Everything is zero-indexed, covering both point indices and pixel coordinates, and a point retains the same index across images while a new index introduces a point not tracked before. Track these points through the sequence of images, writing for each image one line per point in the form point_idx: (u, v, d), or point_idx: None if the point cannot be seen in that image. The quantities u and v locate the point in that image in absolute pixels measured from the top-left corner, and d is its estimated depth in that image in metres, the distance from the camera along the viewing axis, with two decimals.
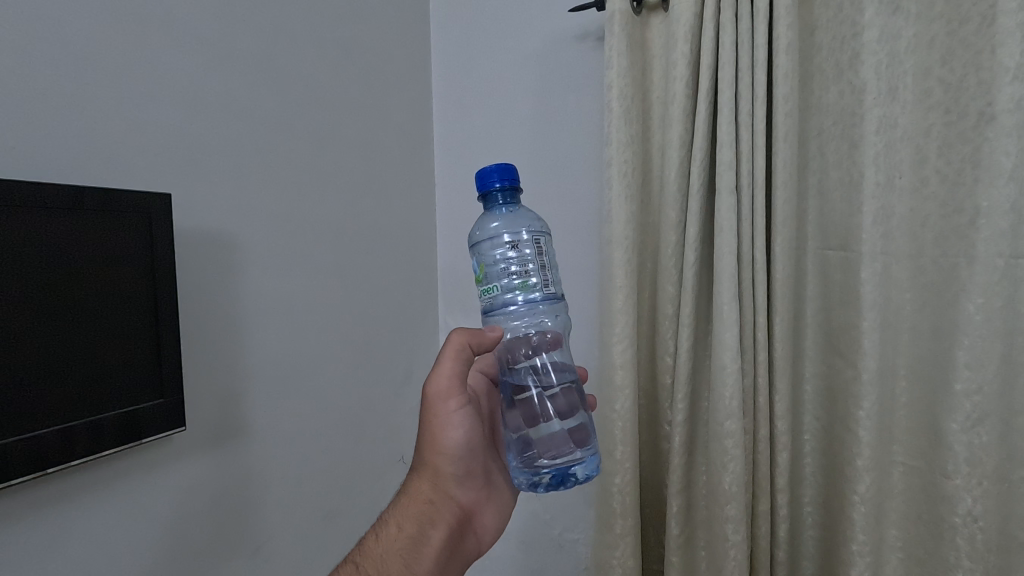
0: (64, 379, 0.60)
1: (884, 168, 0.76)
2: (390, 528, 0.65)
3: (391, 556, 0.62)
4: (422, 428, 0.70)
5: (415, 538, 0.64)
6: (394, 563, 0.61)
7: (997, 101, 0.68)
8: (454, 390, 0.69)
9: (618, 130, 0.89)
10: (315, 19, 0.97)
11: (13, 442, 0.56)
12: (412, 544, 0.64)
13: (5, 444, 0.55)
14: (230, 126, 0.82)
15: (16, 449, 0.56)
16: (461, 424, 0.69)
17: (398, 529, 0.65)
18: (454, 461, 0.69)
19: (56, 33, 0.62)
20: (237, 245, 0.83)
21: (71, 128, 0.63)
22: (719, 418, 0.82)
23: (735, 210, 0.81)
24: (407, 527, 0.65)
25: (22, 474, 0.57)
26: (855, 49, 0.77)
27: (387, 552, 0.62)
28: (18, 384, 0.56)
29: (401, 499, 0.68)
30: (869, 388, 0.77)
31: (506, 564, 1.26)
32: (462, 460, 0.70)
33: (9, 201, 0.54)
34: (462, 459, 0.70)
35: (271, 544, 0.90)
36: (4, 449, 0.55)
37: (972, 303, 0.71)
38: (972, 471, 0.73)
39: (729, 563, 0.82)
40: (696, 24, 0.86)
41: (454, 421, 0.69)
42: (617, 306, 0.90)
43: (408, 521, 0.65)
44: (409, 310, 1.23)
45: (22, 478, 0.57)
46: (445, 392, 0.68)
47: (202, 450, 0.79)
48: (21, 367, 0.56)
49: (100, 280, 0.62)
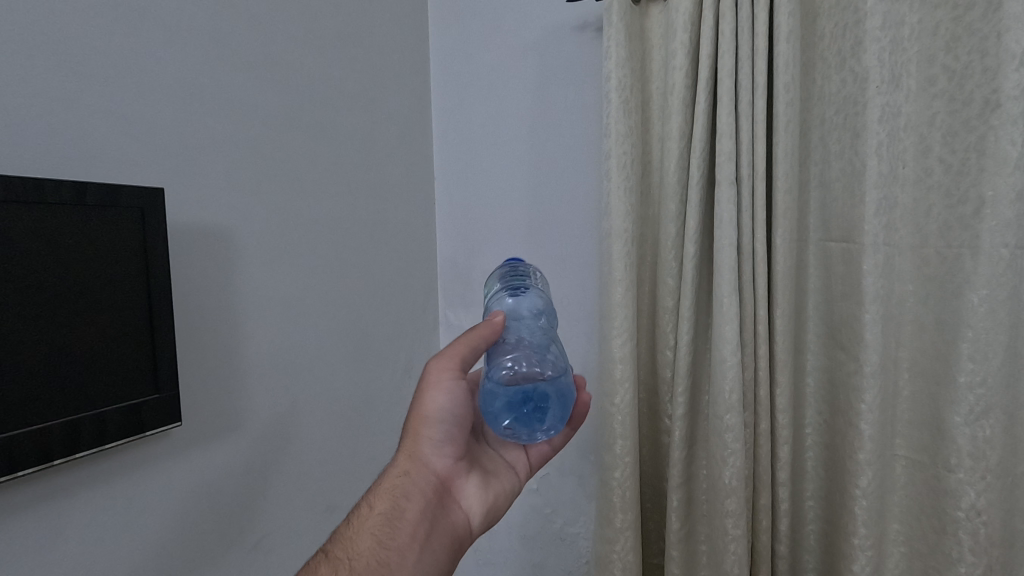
0: (65, 373, 0.60)
1: (887, 158, 0.74)
2: (364, 507, 0.61)
3: (363, 534, 0.58)
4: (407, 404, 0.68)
5: (390, 514, 0.60)
6: (366, 541, 0.57)
7: (1003, 88, 0.66)
8: (446, 362, 0.65)
9: (617, 121, 0.88)
10: (312, 11, 0.96)
11: (18, 434, 0.56)
12: (387, 520, 0.59)
13: (10, 437, 0.56)
14: (226, 120, 0.81)
15: (21, 441, 0.57)
16: (449, 399, 0.65)
17: (372, 508, 0.61)
18: (436, 430, 0.65)
19: (47, 28, 0.62)
20: (233, 240, 0.83)
21: (68, 123, 0.63)
22: (719, 412, 0.82)
23: (735, 201, 0.81)
24: (379, 505, 0.60)
25: (28, 466, 0.58)
26: (858, 37, 0.75)
27: (359, 531, 0.58)
28: (20, 379, 0.57)
29: (379, 479, 0.64)
30: (871, 381, 0.76)
31: (507, 558, 1.26)
32: (445, 432, 0.66)
33: (10, 194, 0.54)
34: (445, 429, 0.66)
35: (271, 538, 0.90)
36: (9, 442, 0.56)
37: (977, 294, 0.70)
38: (975, 465, 0.71)
39: (729, 558, 0.82)
40: (696, 13, 0.84)
41: (440, 392, 0.65)
42: (616, 299, 0.89)
43: (381, 497, 0.61)
44: (408, 305, 1.22)
45: (28, 471, 0.58)
46: (437, 369, 0.65)
47: (200, 444, 0.79)
48: (23, 361, 0.57)
49: (100, 275, 0.63)
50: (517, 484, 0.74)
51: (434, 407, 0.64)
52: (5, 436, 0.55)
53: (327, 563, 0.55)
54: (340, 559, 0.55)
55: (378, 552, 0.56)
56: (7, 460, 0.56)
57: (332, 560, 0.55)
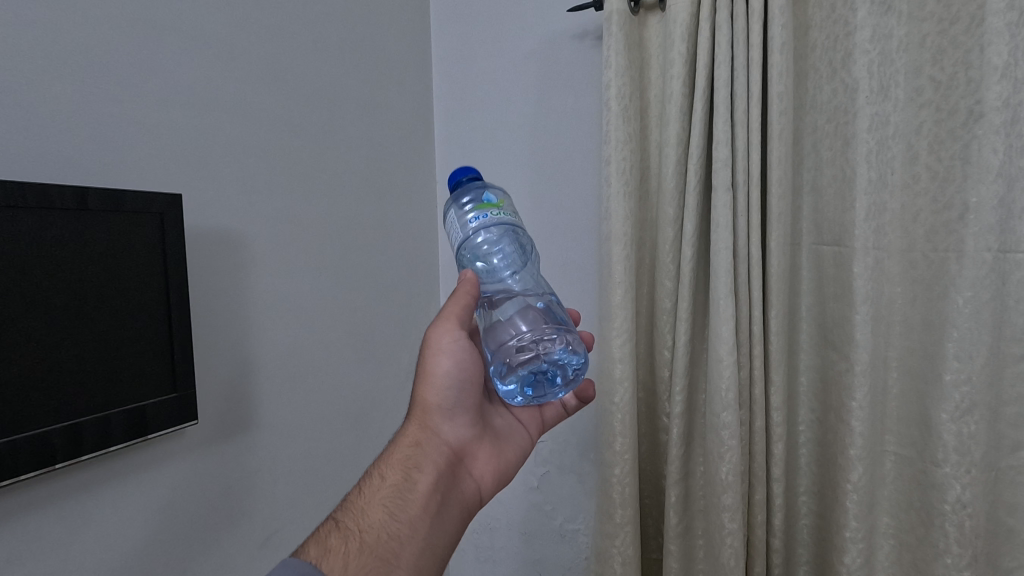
0: (69, 377, 0.61)
1: (876, 165, 0.77)
2: (373, 478, 0.60)
3: (374, 505, 0.57)
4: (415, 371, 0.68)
5: (400, 485, 0.59)
6: (378, 512, 0.56)
7: (986, 99, 0.69)
8: (452, 326, 0.66)
9: (616, 127, 0.91)
10: (317, 20, 0.98)
11: (18, 439, 0.57)
12: (397, 492, 0.59)
13: (12, 441, 0.56)
14: (236, 127, 0.83)
15: (22, 447, 0.57)
16: (460, 361, 0.66)
17: (383, 478, 0.60)
18: (439, 395, 0.66)
19: (62, 39, 0.63)
20: (244, 244, 0.85)
21: (85, 131, 0.65)
22: (716, 410, 0.84)
23: (730, 207, 0.83)
24: (391, 476, 0.60)
25: (31, 470, 0.58)
26: (848, 49, 0.79)
27: (370, 501, 0.57)
28: (23, 383, 0.57)
29: (388, 448, 0.64)
30: (861, 380, 0.79)
31: (508, 556, 1.28)
32: (456, 401, 0.67)
33: (10, 201, 0.55)
34: (451, 395, 0.66)
35: (279, 535, 0.93)
36: (11, 446, 0.56)
37: (961, 296, 0.72)
38: (960, 460, 0.74)
39: (726, 551, 0.85)
40: (693, 24, 0.87)
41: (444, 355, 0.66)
42: (616, 301, 0.91)
43: (393, 468, 0.61)
44: (410, 307, 1.24)
45: (32, 474, 0.58)
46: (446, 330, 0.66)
47: (209, 443, 0.81)
48: (28, 365, 0.58)
49: (107, 280, 0.64)
50: (516, 462, 0.75)
51: (446, 373, 0.66)
52: (6, 441, 0.56)
53: (338, 534, 0.53)
54: (353, 528, 0.54)
55: (391, 523, 0.56)
56: (8, 464, 0.56)
57: (344, 530, 0.54)
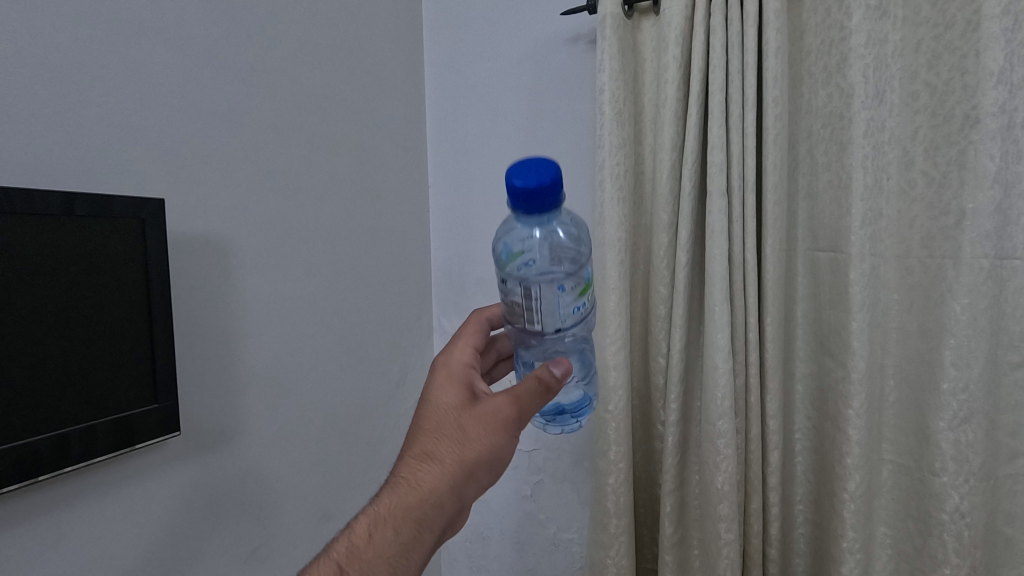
0: (47, 387, 0.59)
1: (872, 171, 0.76)
2: (386, 525, 0.51)
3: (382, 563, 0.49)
4: (466, 417, 0.56)
5: (411, 546, 0.51)
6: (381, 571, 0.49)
7: (982, 105, 0.68)
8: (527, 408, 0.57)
9: (610, 130, 0.90)
10: (306, 21, 0.97)
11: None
12: (405, 554, 0.50)
13: None
14: (221, 130, 0.81)
15: (5, 458, 0.55)
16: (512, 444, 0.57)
17: (395, 530, 0.50)
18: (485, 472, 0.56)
19: (41, 40, 0.61)
20: (230, 248, 0.83)
21: (63, 134, 0.63)
22: (712, 418, 0.83)
23: (725, 212, 0.82)
24: (405, 533, 0.51)
25: (16, 481, 0.56)
26: (842, 53, 0.78)
27: (378, 555, 0.49)
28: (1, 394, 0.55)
29: (407, 487, 0.53)
30: (859, 388, 0.77)
31: (499, 565, 1.26)
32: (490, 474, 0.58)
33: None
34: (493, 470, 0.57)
35: (267, 546, 0.91)
36: None
37: (958, 302, 0.71)
38: (958, 469, 0.73)
39: (722, 562, 0.83)
40: (688, 27, 0.86)
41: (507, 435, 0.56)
42: (610, 307, 0.90)
43: (408, 523, 0.51)
44: (400, 312, 1.22)
45: (16, 486, 0.57)
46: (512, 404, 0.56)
47: (196, 454, 0.78)
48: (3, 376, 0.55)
49: (89, 287, 0.62)
50: None
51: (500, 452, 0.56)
52: None
53: None
54: None
55: None
56: None
57: None
